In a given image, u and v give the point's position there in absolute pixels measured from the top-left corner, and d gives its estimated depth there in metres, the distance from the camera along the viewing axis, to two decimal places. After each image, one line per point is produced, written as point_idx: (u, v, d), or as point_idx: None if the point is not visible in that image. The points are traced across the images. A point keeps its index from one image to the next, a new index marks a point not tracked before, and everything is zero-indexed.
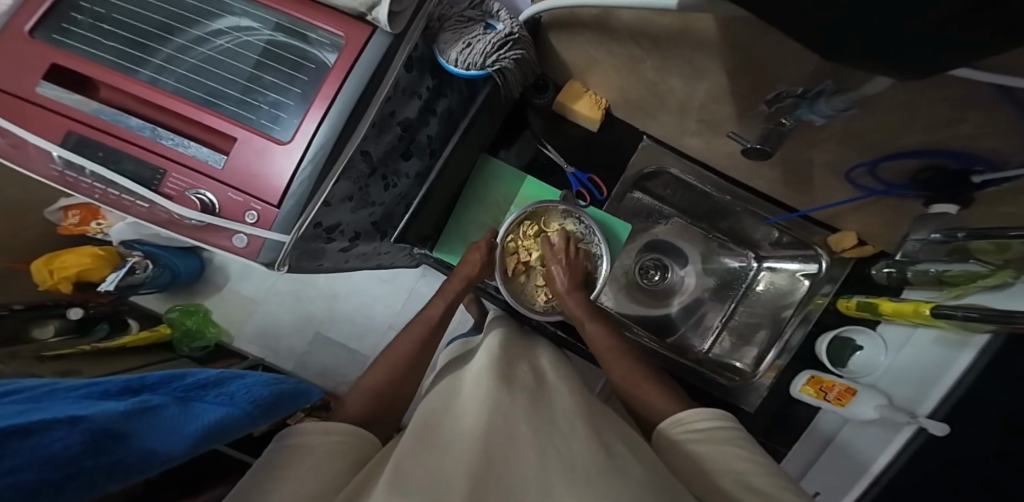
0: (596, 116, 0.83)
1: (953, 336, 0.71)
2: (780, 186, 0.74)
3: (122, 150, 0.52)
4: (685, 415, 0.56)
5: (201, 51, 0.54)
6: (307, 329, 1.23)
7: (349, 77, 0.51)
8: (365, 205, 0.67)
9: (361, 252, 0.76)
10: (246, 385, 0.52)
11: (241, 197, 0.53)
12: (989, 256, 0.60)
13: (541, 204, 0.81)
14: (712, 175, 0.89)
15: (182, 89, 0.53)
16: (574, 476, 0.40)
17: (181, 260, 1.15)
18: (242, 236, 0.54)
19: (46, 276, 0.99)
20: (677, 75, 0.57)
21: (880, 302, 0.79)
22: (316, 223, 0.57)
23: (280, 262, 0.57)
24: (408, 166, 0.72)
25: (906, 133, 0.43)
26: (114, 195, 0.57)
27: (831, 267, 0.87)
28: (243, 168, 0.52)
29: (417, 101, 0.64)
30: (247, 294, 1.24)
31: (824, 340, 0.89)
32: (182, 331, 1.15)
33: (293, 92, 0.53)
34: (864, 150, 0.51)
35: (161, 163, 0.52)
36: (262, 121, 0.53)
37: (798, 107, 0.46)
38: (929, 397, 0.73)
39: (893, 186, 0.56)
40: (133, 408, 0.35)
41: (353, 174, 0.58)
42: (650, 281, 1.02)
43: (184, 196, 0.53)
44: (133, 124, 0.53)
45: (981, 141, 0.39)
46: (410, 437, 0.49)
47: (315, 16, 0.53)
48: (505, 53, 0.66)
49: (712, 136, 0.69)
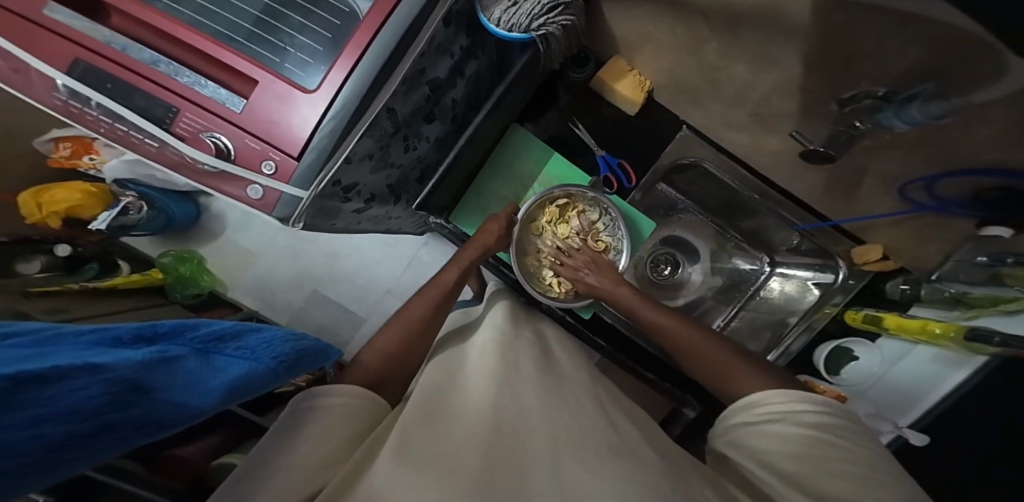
0: (638, 98, 0.79)
1: (952, 355, 0.70)
2: (819, 192, 0.71)
3: (130, 82, 0.48)
4: (758, 395, 0.50)
5: None
6: (305, 285, 1.20)
7: (385, 24, 0.46)
8: (384, 167, 0.63)
9: (373, 216, 0.72)
10: (266, 340, 0.44)
11: (259, 145, 0.49)
12: (1019, 282, 0.58)
13: (566, 187, 0.78)
14: (743, 171, 0.85)
15: (200, 22, 0.48)
16: (598, 456, 0.39)
17: (178, 206, 1.09)
18: (257, 187, 0.50)
19: (33, 209, 0.95)
20: (742, 60, 0.53)
21: (887, 316, 0.79)
22: (335, 181, 0.53)
23: (295, 218, 0.53)
24: (430, 129, 0.67)
25: (986, 148, 0.41)
26: (120, 131, 0.52)
27: (847, 279, 0.85)
28: (264, 114, 0.48)
29: (449, 60, 0.58)
30: (245, 246, 1.21)
31: (823, 348, 0.88)
32: (175, 277, 1.12)
33: (322, 36, 0.48)
34: (927, 161, 0.49)
35: (173, 101, 0.48)
36: (287, 65, 0.48)
37: (879, 108, 0.44)
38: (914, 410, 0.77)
39: (945, 203, 0.54)
40: (151, 359, 0.29)
41: (377, 132, 0.53)
42: (660, 274, 1.00)
43: (197, 138, 0.49)
44: (144, 55, 0.47)
45: None
46: (413, 401, 0.47)
47: None
48: (554, 17, 0.61)
49: (763, 131, 0.65)
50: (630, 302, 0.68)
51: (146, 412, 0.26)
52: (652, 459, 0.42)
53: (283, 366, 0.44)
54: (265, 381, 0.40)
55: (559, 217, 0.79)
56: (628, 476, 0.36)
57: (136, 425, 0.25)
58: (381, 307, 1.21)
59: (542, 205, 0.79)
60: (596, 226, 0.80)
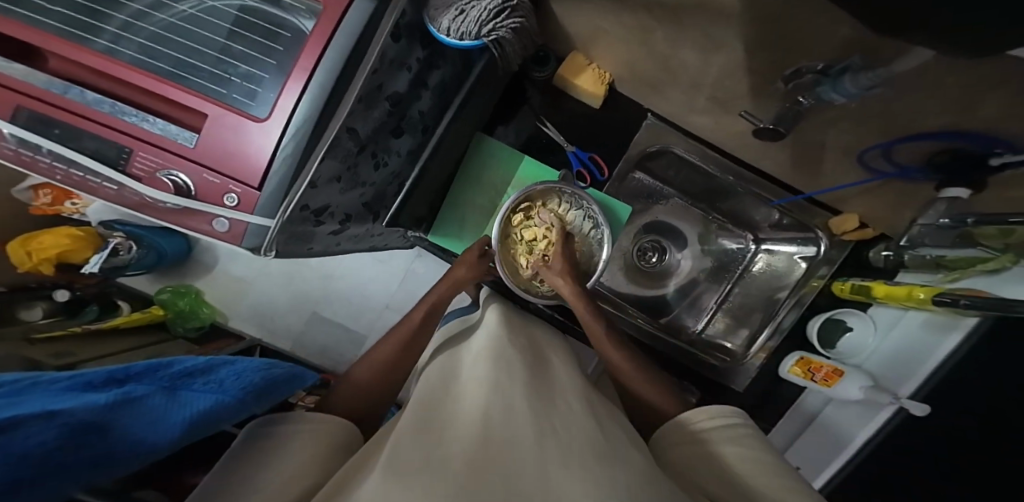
0: (600, 91, 0.79)
1: (943, 318, 0.72)
2: (787, 169, 0.72)
3: (80, 127, 0.49)
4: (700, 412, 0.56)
5: (160, 18, 0.49)
6: (303, 308, 1.21)
7: (331, 42, 0.46)
8: (355, 186, 0.64)
9: (352, 235, 0.73)
10: (236, 370, 0.45)
11: (217, 179, 0.49)
12: (991, 241, 0.61)
13: (528, 188, 0.77)
14: (715, 154, 0.86)
15: (142, 60, 0.48)
16: (567, 459, 0.39)
17: (166, 241, 1.10)
18: (223, 220, 0.51)
19: (23, 257, 0.96)
20: (690, 47, 0.54)
21: (875, 286, 0.78)
22: (302, 206, 0.54)
23: (266, 247, 0.55)
24: (400, 143, 0.68)
25: (931, 111, 0.41)
26: (76, 176, 0.54)
27: (829, 250, 0.87)
28: (217, 147, 0.48)
29: (407, 74, 0.59)
30: (237, 275, 1.21)
31: (816, 321, 0.89)
32: (175, 312, 1.14)
33: (268, 64, 0.49)
34: (881, 130, 0.49)
35: (125, 142, 0.49)
36: (234, 96, 0.49)
37: (820, 82, 0.45)
38: (914, 378, 0.75)
39: (907, 170, 0.56)
40: (114, 401, 0.31)
41: (340, 153, 0.54)
42: (648, 262, 1.00)
43: (154, 177, 0.50)
44: (90, 99, 0.48)
45: (1003, 125, 0.39)
46: (410, 410, 0.49)
47: None
48: (503, 21, 0.62)
49: (723, 114, 0.66)
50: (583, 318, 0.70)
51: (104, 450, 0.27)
52: (630, 460, 0.42)
53: (252, 394, 0.43)
54: (238, 412, 0.41)
55: (523, 223, 0.77)
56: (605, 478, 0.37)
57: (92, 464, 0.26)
58: (379, 323, 1.22)
59: (506, 221, 0.77)
60: (560, 209, 0.79)
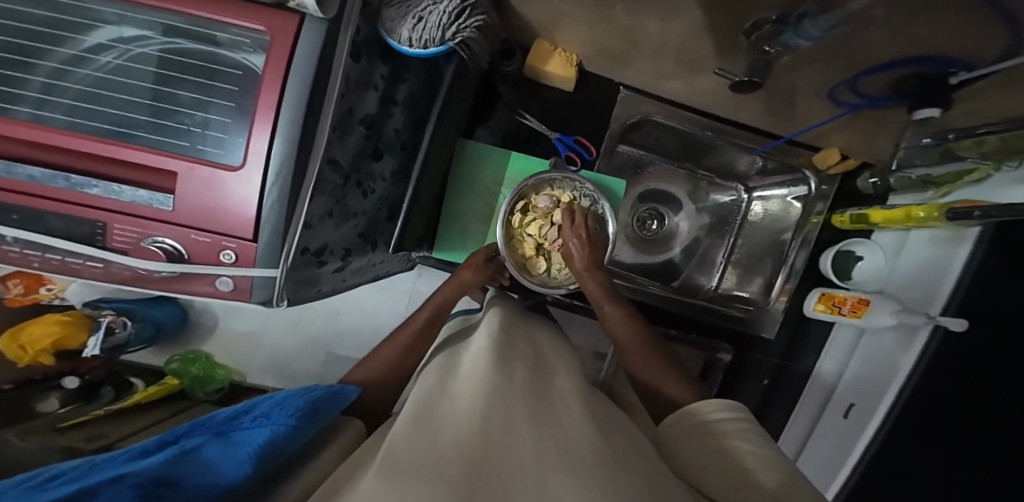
0: (571, 74, 0.80)
1: (949, 232, 0.75)
2: (763, 117, 0.73)
3: (37, 207, 0.49)
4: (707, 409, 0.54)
5: (84, 73, 0.49)
6: (317, 350, 1.23)
7: (289, 76, 0.45)
8: (347, 219, 0.65)
9: (355, 268, 0.74)
10: (278, 401, 0.45)
11: (207, 238, 0.50)
12: (970, 152, 0.64)
13: (529, 179, 0.79)
14: (692, 115, 0.87)
15: (78, 123, 0.47)
16: (564, 459, 0.38)
17: (159, 311, 1.12)
18: (226, 279, 0.53)
19: (19, 352, 0.95)
20: (651, 16, 0.55)
21: (872, 212, 0.81)
22: (302, 248, 0.55)
23: (276, 299, 0.57)
24: (382, 165, 0.68)
25: (889, 42, 0.43)
26: (56, 260, 0.56)
27: (820, 186, 0.89)
28: (196, 204, 0.48)
29: (375, 92, 0.60)
30: (245, 331, 1.23)
31: (828, 254, 0.94)
32: (191, 378, 1.15)
33: (224, 107, 0.49)
34: (846, 68, 0.51)
35: (97, 217, 0.49)
36: (198, 146, 0.49)
37: (780, 32, 0.47)
38: (938, 296, 0.75)
39: (873, 98, 0.58)
40: (174, 454, 0.32)
41: (327, 187, 0.56)
42: (648, 230, 1.02)
43: (140, 247, 0.51)
44: (39, 176, 0.47)
45: (954, 45, 0.41)
46: (404, 412, 0.49)
47: (221, 12, 0.47)
48: (465, 21, 0.64)
49: (694, 76, 0.67)
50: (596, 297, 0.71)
51: None
52: (632, 463, 0.42)
53: (302, 420, 0.44)
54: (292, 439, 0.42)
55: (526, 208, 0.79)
56: (600, 478, 0.36)
57: None
58: None
59: (508, 225, 0.80)
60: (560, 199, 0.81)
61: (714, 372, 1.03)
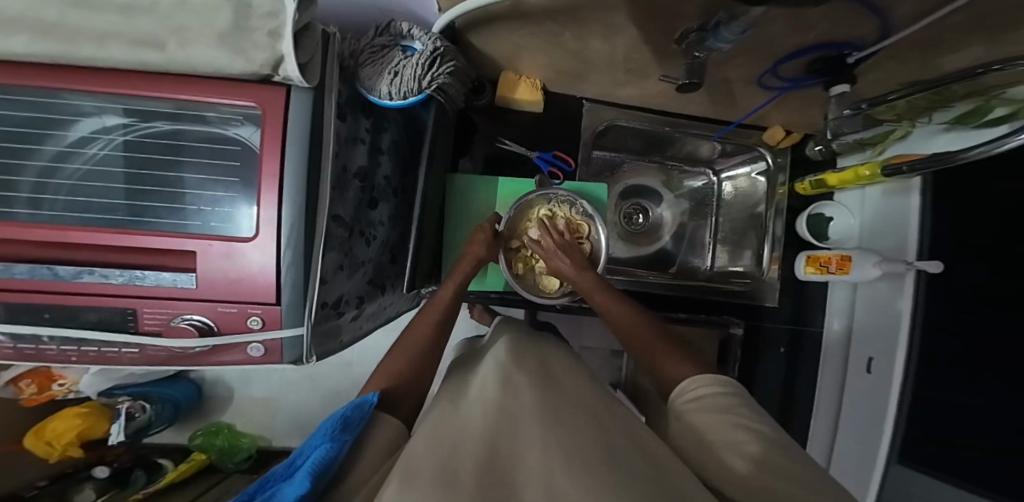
0: (538, 97, 0.90)
1: (897, 184, 0.85)
2: (711, 107, 0.83)
3: (62, 305, 0.51)
4: (682, 385, 0.55)
5: (73, 168, 0.53)
6: (337, 402, 1.26)
7: (287, 145, 0.50)
8: (356, 269, 0.70)
9: (369, 313, 0.79)
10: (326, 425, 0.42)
11: (235, 307, 0.53)
12: (890, 115, 0.72)
13: (521, 200, 0.87)
14: (652, 115, 0.96)
15: (83, 216, 0.51)
16: (574, 452, 0.36)
17: (172, 389, 1.14)
18: (257, 345, 0.56)
19: (48, 448, 0.99)
20: (595, 38, 0.64)
21: (827, 177, 0.89)
22: (321, 302, 0.59)
23: (305, 355, 0.60)
24: (378, 213, 0.74)
25: (792, 32, 0.52)
26: (92, 352, 0.57)
27: (777, 159, 0.99)
28: (221, 279, 0.52)
29: (363, 146, 0.67)
30: (262, 395, 1.25)
31: (802, 219, 0.99)
32: (217, 451, 1.18)
33: (230, 182, 0.54)
34: (766, 57, 0.61)
35: (126, 305, 0.52)
36: (211, 223, 0.53)
37: (705, 38, 0.56)
38: (909, 243, 0.83)
39: (795, 80, 0.68)
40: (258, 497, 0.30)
41: (335, 242, 0.61)
42: (636, 225, 1.09)
43: (172, 326, 0.54)
44: (62, 273, 0.50)
45: (841, 26, 0.50)
46: (420, 427, 0.47)
47: (206, 93, 0.50)
48: (437, 69, 0.70)
49: (643, 81, 0.77)
50: (590, 292, 0.74)
51: None
52: (656, 458, 0.39)
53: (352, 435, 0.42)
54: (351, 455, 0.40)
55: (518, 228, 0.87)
56: (633, 460, 0.37)
57: None
58: None
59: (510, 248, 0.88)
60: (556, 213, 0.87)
61: (730, 348, 1.06)
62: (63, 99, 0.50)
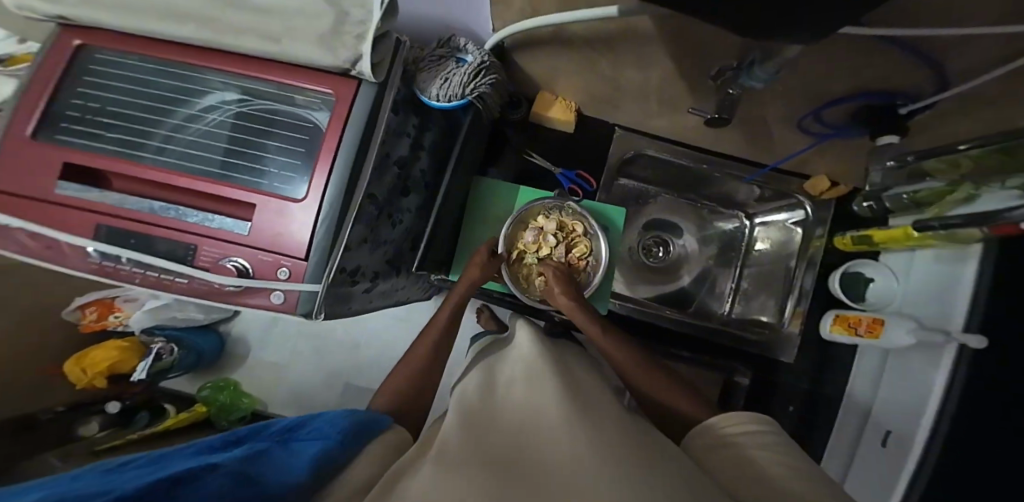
0: (570, 117, 0.90)
1: (952, 251, 0.75)
2: (749, 147, 0.81)
3: (146, 233, 0.58)
4: (718, 419, 0.54)
5: (196, 128, 0.61)
6: (336, 382, 1.27)
7: (347, 125, 0.57)
8: (379, 245, 0.72)
9: (381, 291, 0.80)
10: (328, 419, 0.45)
11: (271, 257, 0.57)
12: (946, 174, 0.69)
13: (529, 204, 0.84)
14: (686, 149, 0.95)
15: (188, 165, 0.59)
16: (601, 460, 0.39)
17: (202, 339, 1.21)
18: (279, 293, 0.58)
19: (80, 374, 1.03)
20: (630, 67, 0.64)
21: (872, 233, 0.84)
22: (341, 268, 0.62)
23: (317, 311, 0.62)
24: (409, 201, 0.77)
25: (839, 78, 0.51)
26: (152, 277, 0.61)
27: (817, 210, 0.92)
28: (268, 230, 0.57)
29: (408, 140, 0.70)
30: (273, 360, 1.30)
31: (836, 276, 0.93)
32: (218, 407, 1.19)
33: (298, 153, 0.59)
34: (809, 101, 0.59)
35: (191, 240, 0.58)
36: (275, 184, 0.58)
37: (740, 76, 0.52)
38: (957, 311, 0.72)
39: (839, 128, 0.65)
40: (247, 455, 0.35)
41: (365, 218, 0.64)
42: (655, 258, 1.05)
43: (219, 265, 0.58)
44: (154, 208, 0.58)
45: (894, 77, 0.48)
46: (455, 427, 0.51)
47: (302, 79, 0.59)
48: (481, 80, 0.73)
49: (674, 114, 0.76)
50: (591, 332, 0.72)
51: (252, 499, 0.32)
52: (673, 469, 0.41)
53: (348, 438, 0.44)
54: (341, 455, 0.42)
55: (516, 245, 0.83)
56: (640, 481, 0.36)
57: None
58: None
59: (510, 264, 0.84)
60: (562, 225, 0.84)
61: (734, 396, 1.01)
62: (203, 75, 0.61)
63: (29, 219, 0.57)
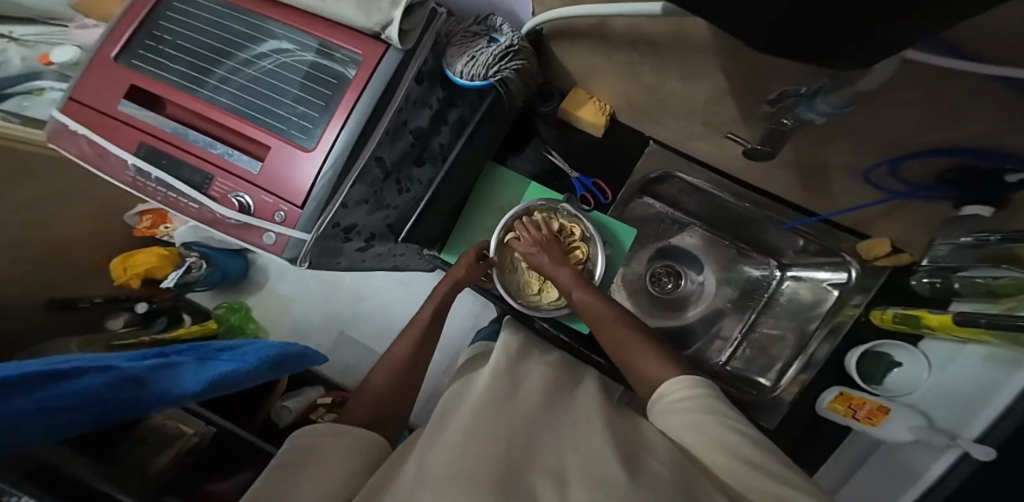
0: (600, 121, 0.83)
1: (1008, 353, 0.56)
2: (801, 191, 0.71)
3: (179, 158, 0.63)
4: (681, 400, 0.53)
5: (248, 72, 0.64)
6: (333, 327, 1.29)
7: (367, 85, 0.57)
8: (381, 208, 0.70)
9: (376, 253, 0.78)
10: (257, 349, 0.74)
11: (272, 199, 0.59)
12: None
13: (525, 205, 0.78)
14: (721, 178, 0.84)
15: (229, 104, 0.62)
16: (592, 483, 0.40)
17: (229, 261, 1.25)
18: (271, 234, 0.60)
19: (121, 272, 1.11)
20: (674, 77, 0.57)
21: (922, 315, 0.67)
22: (334, 223, 0.61)
23: (302, 258, 0.61)
24: (421, 172, 0.74)
25: (930, 128, 0.42)
26: (172, 198, 0.65)
27: (864, 277, 0.78)
28: (274, 174, 0.59)
29: (430, 112, 0.67)
30: (284, 294, 1.33)
31: (855, 353, 0.77)
32: (227, 326, 1.25)
33: (319, 105, 0.59)
34: (881, 149, 0.49)
35: (212, 171, 0.62)
36: (292, 131, 0.60)
37: (800, 104, 0.44)
38: (976, 419, 0.59)
39: (917, 188, 0.55)
40: (164, 362, 0.56)
41: (368, 179, 0.62)
42: (662, 288, 0.98)
43: (227, 198, 0.61)
44: (190, 136, 0.63)
45: (999, 138, 0.39)
46: (437, 430, 0.52)
47: (341, 37, 0.59)
48: (507, 64, 0.67)
49: (718, 139, 0.67)
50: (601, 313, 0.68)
51: (136, 395, 0.48)
52: (654, 481, 0.41)
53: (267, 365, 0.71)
54: (258, 374, 0.68)
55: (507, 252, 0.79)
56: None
57: (107, 407, 0.44)
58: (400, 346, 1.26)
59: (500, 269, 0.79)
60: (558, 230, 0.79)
61: None
62: (262, 24, 0.64)
63: (98, 129, 0.65)
